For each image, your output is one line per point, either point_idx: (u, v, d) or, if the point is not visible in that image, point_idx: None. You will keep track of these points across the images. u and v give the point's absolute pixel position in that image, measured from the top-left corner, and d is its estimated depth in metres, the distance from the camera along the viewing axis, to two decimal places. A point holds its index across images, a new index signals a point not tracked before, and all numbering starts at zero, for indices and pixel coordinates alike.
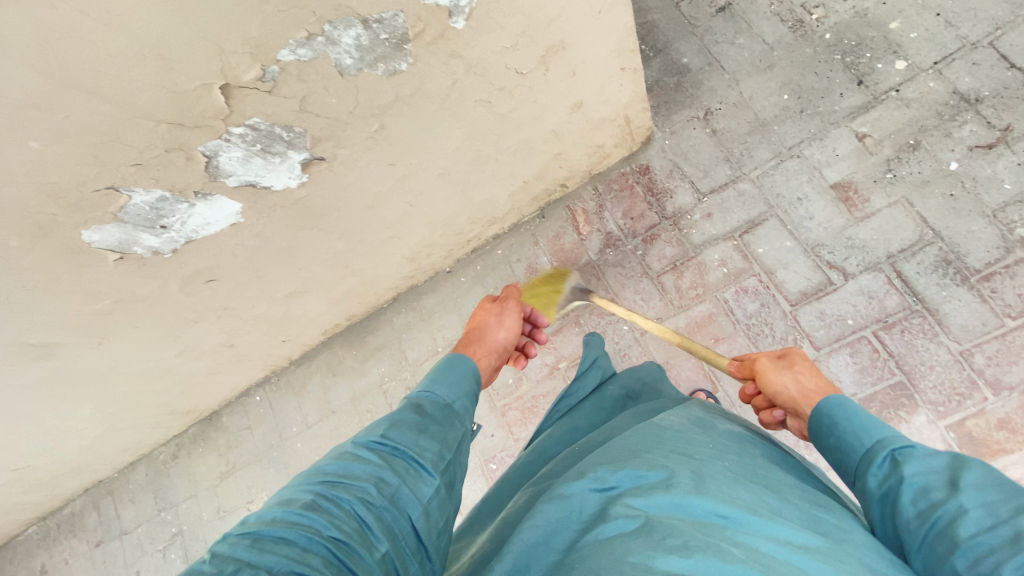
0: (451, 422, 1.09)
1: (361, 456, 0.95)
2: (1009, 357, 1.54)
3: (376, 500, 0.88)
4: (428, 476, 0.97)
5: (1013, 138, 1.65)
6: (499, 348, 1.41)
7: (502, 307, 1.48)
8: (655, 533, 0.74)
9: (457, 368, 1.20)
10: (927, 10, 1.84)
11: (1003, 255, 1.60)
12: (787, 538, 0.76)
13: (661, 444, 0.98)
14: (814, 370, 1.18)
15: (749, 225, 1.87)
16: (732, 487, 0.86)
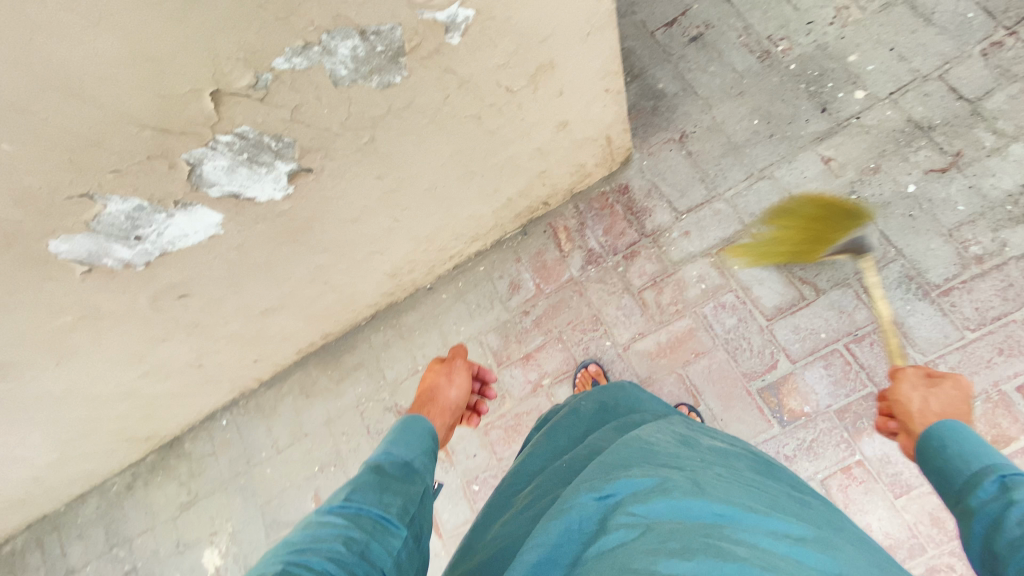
0: (412, 478, 1.07)
1: (326, 521, 0.92)
2: (970, 368, 1.63)
3: (346, 556, 0.84)
4: (395, 530, 0.95)
5: (964, 163, 1.78)
6: (452, 407, 1.37)
7: (451, 365, 1.45)
8: (655, 537, 0.73)
9: (413, 428, 1.19)
10: (882, 45, 1.98)
11: (959, 271, 1.71)
12: (784, 531, 0.78)
13: (648, 457, 0.98)
14: (959, 400, 1.13)
15: (724, 243, 1.94)
16: (723, 490, 0.87)
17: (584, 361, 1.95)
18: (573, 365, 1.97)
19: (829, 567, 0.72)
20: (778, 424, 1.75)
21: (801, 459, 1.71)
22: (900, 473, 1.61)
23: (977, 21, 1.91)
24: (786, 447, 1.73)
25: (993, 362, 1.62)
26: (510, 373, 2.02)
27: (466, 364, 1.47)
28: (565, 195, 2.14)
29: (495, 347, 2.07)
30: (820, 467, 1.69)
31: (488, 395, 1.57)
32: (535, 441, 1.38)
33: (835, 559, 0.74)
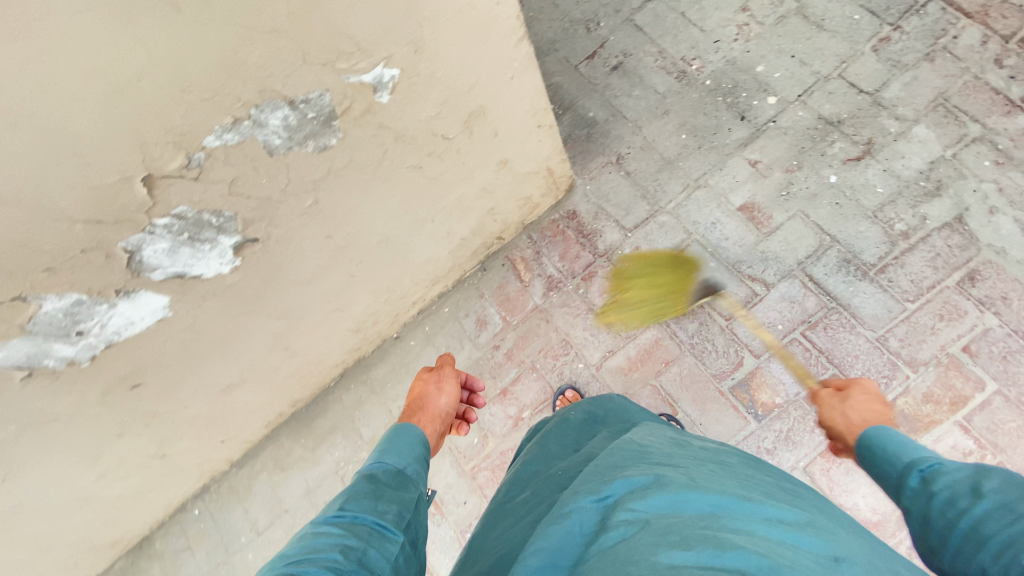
0: (405, 485, 1.19)
1: (324, 530, 1.02)
2: (917, 337, 1.74)
3: (344, 565, 0.94)
4: (390, 536, 1.06)
5: (875, 149, 1.93)
6: (442, 414, 1.48)
7: (440, 374, 1.58)
8: (655, 531, 0.75)
9: (403, 438, 1.31)
10: (783, 54, 2.15)
11: (889, 248, 1.83)
12: (777, 517, 0.81)
13: (642, 455, 1.01)
14: (874, 406, 1.24)
15: (674, 252, 2.02)
16: (717, 483, 0.90)
17: (561, 389, 1.95)
18: (550, 393, 1.97)
19: (822, 549, 0.75)
20: (755, 419, 1.79)
21: (782, 450, 1.76)
22: None
23: (863, 21, 2.10)
24: (765, 441, 1.78)
25: (935, 328, 1.73)
26: (489, 411, 2.01)
27: (456, 375, 1.60)
28: (517, 227, 2.19)
29: None
30: (801, 455, 1.74)
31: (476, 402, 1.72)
32: (527, 454, 1.38)
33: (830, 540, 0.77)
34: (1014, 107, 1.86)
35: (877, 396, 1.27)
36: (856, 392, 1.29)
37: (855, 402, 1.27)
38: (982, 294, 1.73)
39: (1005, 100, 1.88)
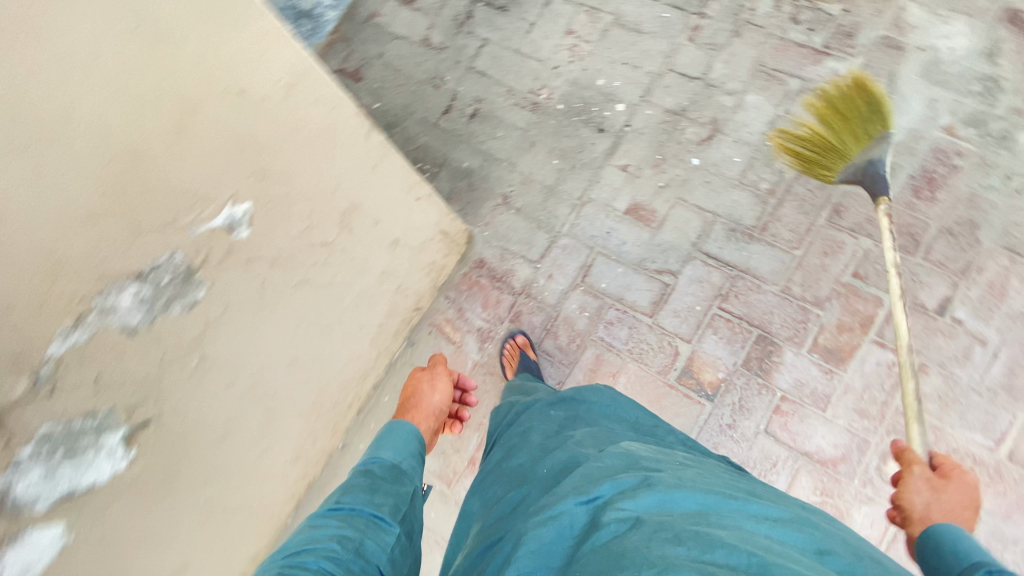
0: (401, 480, 1.32)
1: (325, 522, 1.14)
2: (813, 278, 1.91)
3: (344, 551, 1.06)
4: (387, 527, 1.17)
5: (721, 126, 2.11)
6: (434, 412, 1.67)
7: (433, 373, 1.75)
8: (648, 529, 0.85)
9: (400, 435, 1.44)
10: (616, 63, 2.29)
11: (763, 207, 2.00)
12: (763, 514, 0.93)
13: (631, 460, 1.09)
14: (964, 511, 1.16)
15: (584, 269, 2.08)
16: (701, 483, 1.01)
17: (512, 332, 2.04)
18: None
19: (804, 538, 0.87)
20: (708, 400, 1.88)
21: (741, 420, 1.85)
22: (815, 389, 1.82)
23: (673, 17, 2.29)
24: (724, 417, 1.86)
25: (825, 265, 1.91)
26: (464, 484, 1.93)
27: (448, 373, 1.77)
28: (430, 294, 2.15)
29: (438, 468, 1.98)
30: (759, 419, 1.83)
31: (469, 402, 1.87)
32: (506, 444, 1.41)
33: (812, 534, 0.88)
34: (818, 57, 2.10)
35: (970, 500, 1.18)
36: (950, 485, 1.20)
37: (945, 493, 1.18)
38: (850, 224, 1.92)
39: (810, 53, 2.11)
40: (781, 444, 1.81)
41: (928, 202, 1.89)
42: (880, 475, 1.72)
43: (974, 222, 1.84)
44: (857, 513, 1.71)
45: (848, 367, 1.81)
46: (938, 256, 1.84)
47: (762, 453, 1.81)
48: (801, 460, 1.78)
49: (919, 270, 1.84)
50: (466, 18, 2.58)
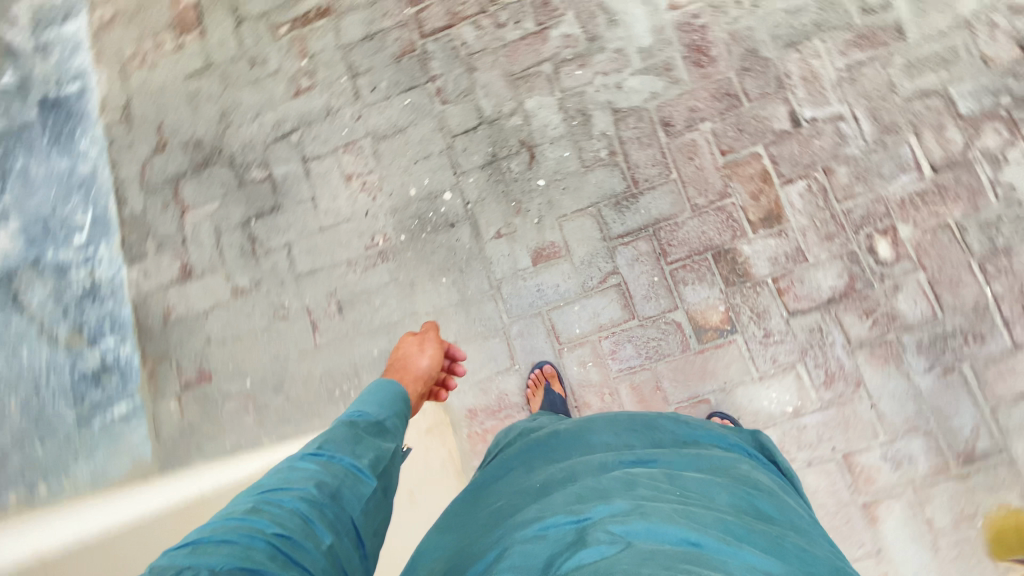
0: (385, 433, 1.13)
1: (300, 465, 0.98)
2: (701, 181, 2.01)
3: (317, 497, 0.91)
4: (367, 479, 1.00)
5: (531, 140, 2.15)
6: (423, 374, 1.52)
7: (422, 339, 1.64)
8: (636, 554, 0.82)
9: (383, 390, 1.24)
10: (408, 167, 2.23)
11: (619, 168, 2.07)
12: (754, 565, 0.85)
13: (631, 483, 1.04)
14: None
15: (553, 334, 2.02)
16: (700, 510, 0.96)
17: (537, 364, 2.00)
18: None
19: None
20: (734, 333, 1.91)
21: (769, 322, 1.90)
22: (786, 251, 1.92)
23: (414, 97, 2.26)
24: (757, 333, 1.90)
25: (700, 166, 2.02)
26: None
27: (438, 338, 1.65)
28: (462, 482, 1.95)
29: None
30: (778, 310, 1.90)
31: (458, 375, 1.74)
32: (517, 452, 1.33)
33: None
34: (543, 35, 2.21)
35: None
36: None
37: None
38: (683, 123, 2.06)
39: (534, 38, 2.21)
40: (809, 311, 1.88)
41: (712, 63, 2.07)
42: (884, 263, 1.86)
43: (752, 49, 2.05)
44: (901, 303, 1.83)
45: (788, 216, 1.94)
46: (756, 91, 2.03)
47: (806, 330, 1.87)
48: (832, 306, 1.87)
49: (755, 111, 2.02)
50: (251, 241, 2.31)
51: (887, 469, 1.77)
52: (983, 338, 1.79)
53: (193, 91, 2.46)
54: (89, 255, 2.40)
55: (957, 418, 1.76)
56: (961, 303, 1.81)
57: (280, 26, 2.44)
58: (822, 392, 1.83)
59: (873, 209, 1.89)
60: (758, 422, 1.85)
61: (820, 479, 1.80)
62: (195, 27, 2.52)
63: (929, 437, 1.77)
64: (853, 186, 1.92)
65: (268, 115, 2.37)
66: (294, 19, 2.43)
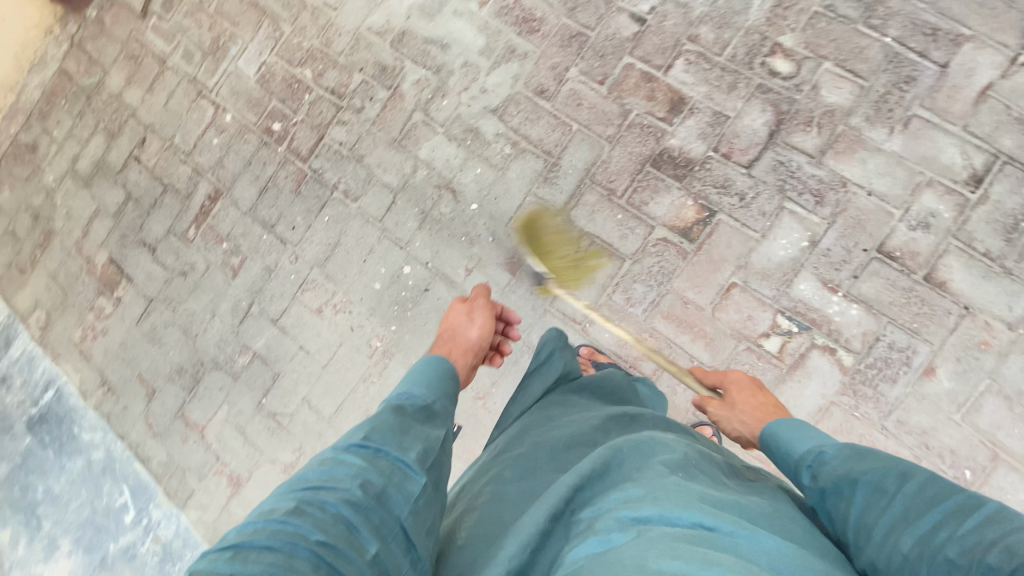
0: (431, 423, 1.19)
1: (347, 459, 1.03)
2: (600, 115, 2.09)
3: (362, 500, 0.95)
4: (414, 476, 1.05)
5: (443, 178, 2.23)
6: (472, 345, 1.60)
7: (472, 308, 1.71)
8: (651, 542, 0.88)
9: (435, 369, 1.34)
10: (360, 267, 2.28)
11: (528, 151, 2.15)
12: (765, 548, 0.89)
13: (642, 462, 1.10)
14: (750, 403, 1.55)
15: (570, 317, 2.05)
16: (710, 492, 1.02)
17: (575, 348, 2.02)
18: None
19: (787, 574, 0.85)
20: (714, 213, 1.93)
21: (735, 184, 1.92)
22: (707, 121, 1.97)
23: (327, 210, 2.35)
24: (732, 201, 1.91)
25: (590, 105, 2.10)
26: None
27: (487, 308, 1.72)
28: None
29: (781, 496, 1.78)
30: (735, 170, 1.93)
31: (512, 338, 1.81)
32: (536, 424, 1.42)
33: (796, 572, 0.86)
34: (397, 94, 2.32)
35: (747, 390, 1.59)
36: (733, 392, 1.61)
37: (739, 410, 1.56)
38: (553, 82, 2.15)
39: (392, 100, 2.32)
40: (760, 153, 1.91)
41: (543, 23, 2.18)
42: (791, 76, 1.91)
43: None
44: (829, 97, 1.87)
45: (687, 94, 2.00)
46: (593, 19, 2.13)
47: (770, 169, 1.89)
48: (776, 137, 1.90)
49: (602, 34, 2.12)
50: (273, 418, 2.33)
51: (922, 235, 1.76)
52: (914, 77, 1.82)
53: (149, 329, 2.54)
54: (144, 525, 2.41)
55: (945, 154, 1.77)
56: (875, 63, 1.85)
57: (187, 230, 2.55)
58: (821, 211, 1.83)
59: (750, 41, 1.96)
60: (789, 271, 1.84)
61: (876, 282, 1.77)
62: (120, 277, 2.62)
63: (934, 185, 1.76)
64: (722, 35, 1.99)
65: (222, 306, 2.44)
66: (195, 217, 2.54)
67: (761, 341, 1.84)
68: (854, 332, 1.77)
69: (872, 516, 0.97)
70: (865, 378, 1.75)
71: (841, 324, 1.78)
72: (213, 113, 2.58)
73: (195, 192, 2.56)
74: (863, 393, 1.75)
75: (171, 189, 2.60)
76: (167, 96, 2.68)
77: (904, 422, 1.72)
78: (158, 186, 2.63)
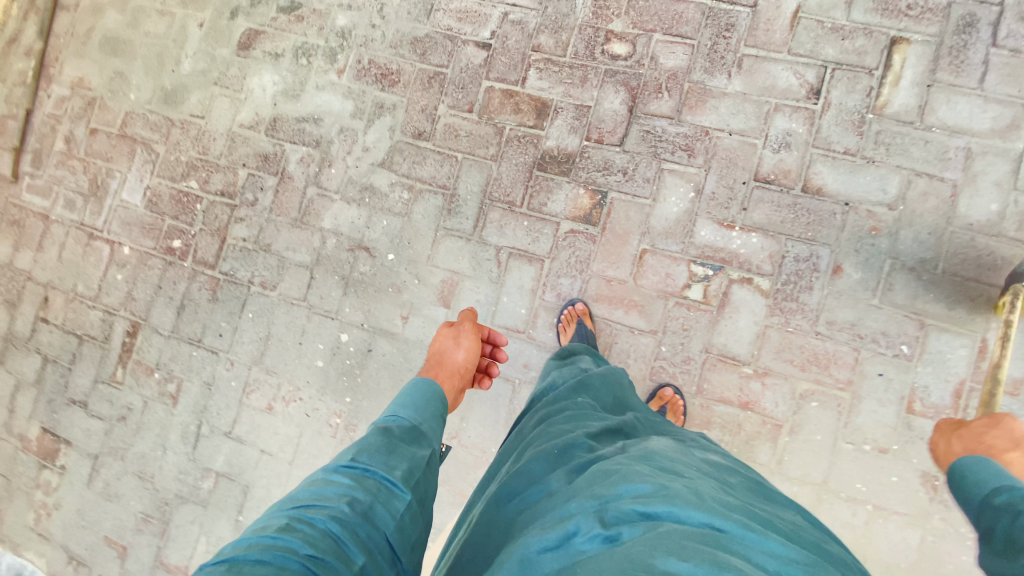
0: (418, 441, 1.24)
1: (336, 479, 1.07)
2: (478, 139, 2.20)
3: (349, 517, 0.98)
4: (400, 493, 1.08)
5: (352, 242, 2.26)
6: (460, 367, 1.65)
7: (458, 331, 1.75)
8: (660, 538, 0.84)
9: (417, 396, 1.39)
10: (299, 351, 2.26)
11: (423, 191, 2.22)
12: (777, 550, 0.86)
13: (654, 469, 1.08)
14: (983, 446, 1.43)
15: (511, 330, 2.09)
16: (723, 500, 0.99)
17: (572, 301, 2.01)
18: (700, 351, 1.90)
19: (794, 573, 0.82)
20: (607, 193, 2.04)
21: (616, 162, 2.05)
22: (573, 114, 2.11)
23: (251, 306, 2.33)
24: (618, 176, 2.04)
25: (467, 132, 2.21)
26: (764, 393, 1.85)
27: (473, 330, 1.76)
28: None
29: (755, 428, 1.84)
30: (612, 149, 2.06)
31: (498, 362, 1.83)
32: (545, 428, 1.39)
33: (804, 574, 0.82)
34: (286, 176, 2.36)
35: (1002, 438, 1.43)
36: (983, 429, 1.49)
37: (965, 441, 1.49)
38: (426, 122, 2.25)
39: (282, 185, 2.36)
40: (628, 128, 2.05)
41: (401, 73, 2.30)
42: (630, 55, 2.08)
43: (412, 40, 2.30)
44: (668, 62, 2.05)
45: (548, 96, 2.15)
46: (444, 57, 2.26)
47: (640, 139, 2.04)
48: (636, 109, 2.05)
49: (456, 68, 2.25)
50: None
51: (786, 153, 1.92)
52: (732, 24, 2.01)
53: (103, 486, 2.40)
54: None
55: (781, 80, 1.95)
56: (696, 22, 2.04)
57: (114, 373, 2.45)
58: (696, 161, 1.98)
59: (586, 35, 2.13)
60: (688, 223, 1.96)
61: (763, 208, 1.91)
62: (57, 445, 2.48)
63: (781, 108, 1.94)
64: (560, 38, 2.16)
65: (171, 437, 2.34)
66: (119, 357, 2.46)
67: (686, 293, 1.94)
68: (760, 257, 1.90)
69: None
70: (786, 295, 1.87)
71: (748, 254, 1.91)
72: (111, 250, 2.54)
73: (113, 333, 2.48)
74: (789, 308, 1.86)
75: (88, 338, 2.51)
76: (59, 249, 2.62)
77: (833, 322, 1.83)
78: (73, 340, 2.53)
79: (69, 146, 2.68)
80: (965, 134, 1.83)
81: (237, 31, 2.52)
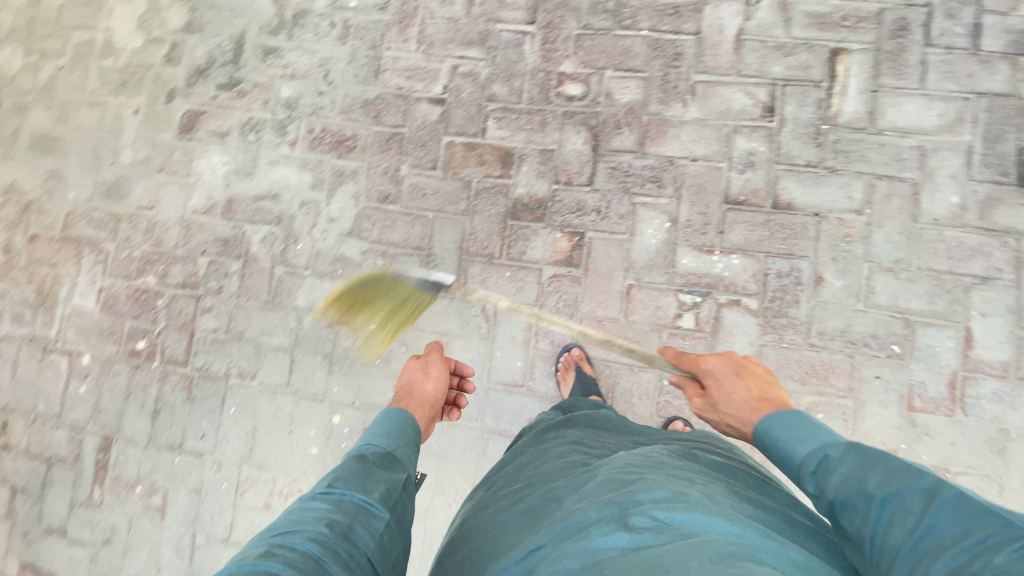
0: (393, 464, 1.22)
1: (313, 505, 1.05)
2: (446, 195, 2.15)
3: (329, 538, 0.97)
4: (379, 514, 1.07)
5: None
6: (431, 397, 1.55)
7: (426, 361, 1.65)
8: (689, 544, 0.83)
9: (388, 426, 1.34)
10: (290, 440, 2.15)
11: (398, 256, 2.16)
12: (792, 558, 0.87)
13: (667, 474, 1.07)
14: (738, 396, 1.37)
15: (510, 386, 2.04)
16: (738, 505, 0.99)
17: (568, 348, 2.02)
18: None
19: None
20: (584, 234, 2.03)
21: (588, 201, 2.04)
22: (538, 158, 2.09)
23: (232, 401, 2.20)
24: (593, 215, 2.03)
25: (433, 190, 2.17)
26: None
27: (441, 361, 1.66)
28: None
29: None
30: (582, 189, 2.05)
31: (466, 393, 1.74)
32: (548, 446, 1.35)
33: None
34: (251, 259, 2.26)
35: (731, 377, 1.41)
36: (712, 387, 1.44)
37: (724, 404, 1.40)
38: (390, 184, 2.19)
39: (248, 268, 2.25)
40: (594, 166, 2.05)
41: (356, 138, 2.24)
42: (586, 94, 2.09)
43: (364, 104, 2.25)
44: (624, 97, 2.06)
45: (511, 144, 2.13)
46: (399, 117, 2.22)
47: (608, 176, 2.04)
48: (599, 146, 2.06)
49: (413, 126, 2.21)
50: None
51: (753, 173, 1.95)
52: (680, 53, 2.05)
53: None
54: None
55: (736, 102, 1.99)
56: (644, 55, 2.07)
57: (91, 494, 2.27)
58: (666, 191, 1.99)
59: (539, 80, 2.13)
60: (669, 253, 1.96)
61: (740, 229, 1.94)
62: None
63: (741, 130, 1.98)
64: (513, 85, 2.15)
65: (164, 553, 2.18)
66: (94, 475, 2.28)
67: (678, 323, 1.93)
68: (744, 278, 1.92)
69: (896, 537, 0.90)
70: (775, 312, 1.89)
71: (732, 277, 1.92)
72: (69, 361, 2.36)
73: (84, 450, 2.30)
74: (780, 325, 1.88)
75: (56, 460, 2.32)
76: (11, 368, 2.42)
77: (825, 332, 1.86)
78: (40, 465, 2.33)
79: (7, 256, 2.50)
80: (916, 134, 1.90)
81: (177, 115, 2.42)
